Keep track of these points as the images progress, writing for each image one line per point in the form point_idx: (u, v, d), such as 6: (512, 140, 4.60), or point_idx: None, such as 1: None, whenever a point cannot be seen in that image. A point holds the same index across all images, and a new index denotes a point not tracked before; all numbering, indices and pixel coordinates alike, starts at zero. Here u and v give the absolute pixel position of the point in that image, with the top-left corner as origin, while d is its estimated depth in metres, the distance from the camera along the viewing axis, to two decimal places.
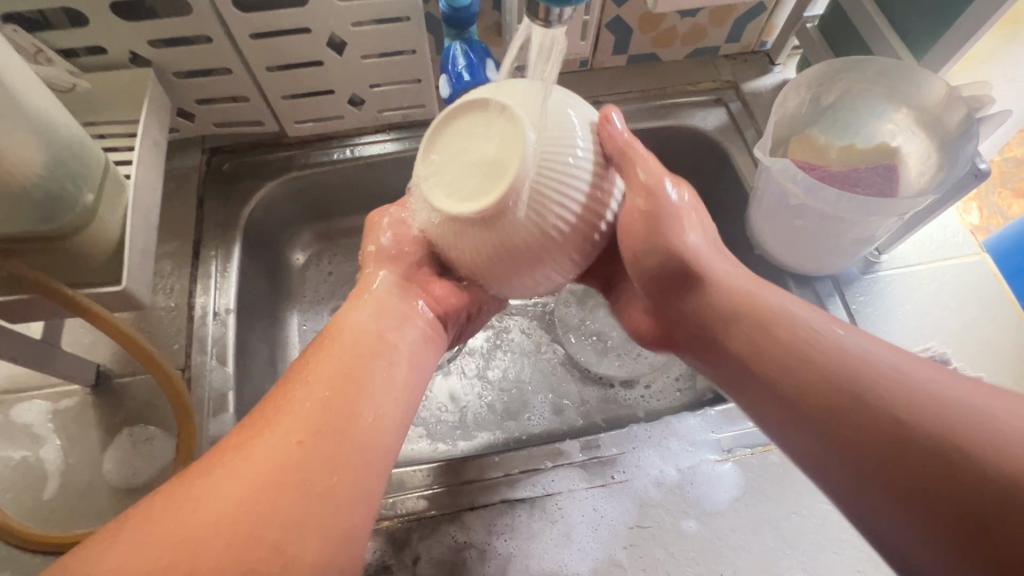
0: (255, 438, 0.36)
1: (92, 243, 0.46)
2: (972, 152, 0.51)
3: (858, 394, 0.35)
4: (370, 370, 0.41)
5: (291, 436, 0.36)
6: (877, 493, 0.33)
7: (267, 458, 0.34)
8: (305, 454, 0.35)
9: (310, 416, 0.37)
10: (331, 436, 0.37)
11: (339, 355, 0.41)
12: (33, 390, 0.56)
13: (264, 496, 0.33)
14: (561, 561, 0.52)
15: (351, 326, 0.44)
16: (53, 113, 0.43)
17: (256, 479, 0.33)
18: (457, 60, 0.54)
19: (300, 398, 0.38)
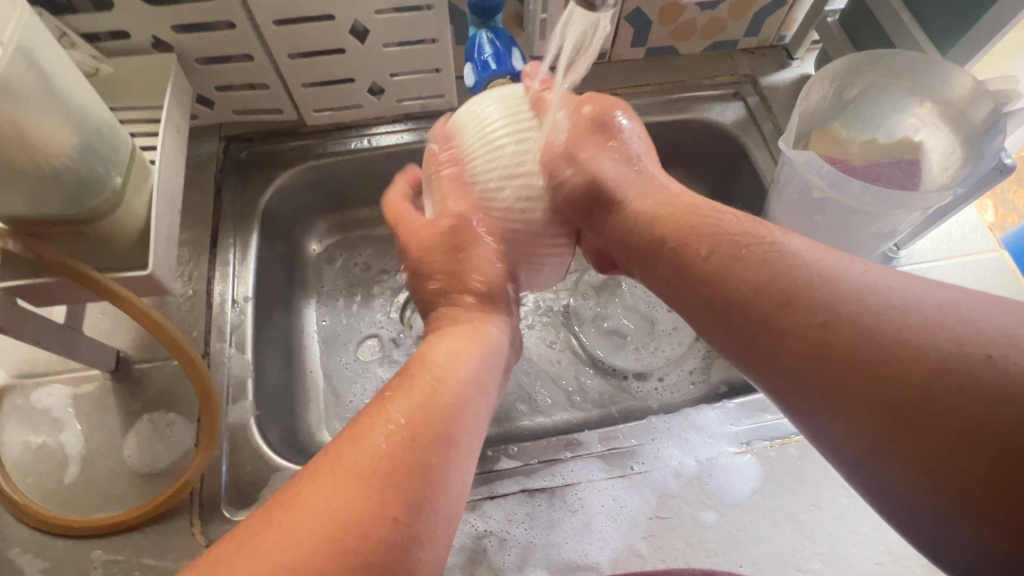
0: (330, 502, 0.31)
1: (120, 226, 0.46)
2: (999, 147, 0.50)
3: (845, 330, 0.32)
4: (456, 425, 0.37)
5: (386, 489, 0.32)
6: (876, 439, 0.30)
7: (357, 507, 0.31)
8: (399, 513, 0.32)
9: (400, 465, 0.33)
10: (419, 509, 0.33)
11: (419, 403, 0.37)
12: (53, 375, 0.56)
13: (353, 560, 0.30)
14: (581, 550, 0.51)
15: (440, 360, 0.41)
16: (84, 95, 0.43)
17: (340, 561, 0.30)
18: (482, 49, 0.54)
19: (379, 453, 0.34)
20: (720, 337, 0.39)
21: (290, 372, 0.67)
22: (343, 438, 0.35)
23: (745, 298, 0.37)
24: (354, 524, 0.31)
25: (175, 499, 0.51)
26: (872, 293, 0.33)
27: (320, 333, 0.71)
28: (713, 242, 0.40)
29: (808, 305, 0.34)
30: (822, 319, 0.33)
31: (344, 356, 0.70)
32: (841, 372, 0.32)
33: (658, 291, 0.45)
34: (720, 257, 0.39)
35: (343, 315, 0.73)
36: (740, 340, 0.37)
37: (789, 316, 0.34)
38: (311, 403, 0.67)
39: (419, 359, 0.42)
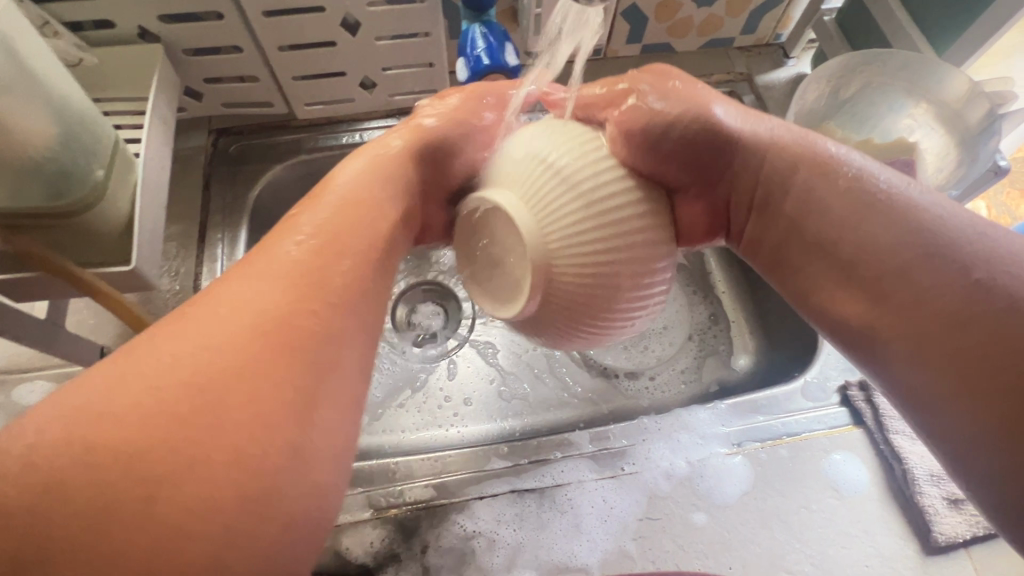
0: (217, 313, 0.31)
1: (102, 220, 0.45)
2: (994, 149, 0.51)
3: (963, 299, 0.32)
4: (358, 246, 0.37)
5: (301, 298, 0.33)
6: (949, 401, 0.32)
7: (267, 311, 0.31)
8: (312, 321, 0.32)
9: (314, 282, 0.34)
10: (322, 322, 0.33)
11: (324, 226, 0.37)
12: (35, 371, 0.55)
13: (264, 362, 0.30)
14: (570, 551, 0.51)
15: (342, 188, 0.40)
16: (65, 86, 0.42)
17: (226, 370, 0.29)
18: (475, 43, 0.53)
19: (278, 271, 0.34)
20: (820, 288, 0.39)
21: None
22: (240, 266, 0.34)
23: (869, 254, 0.36)
24: (264, 326, 0.31)
25: None
26: (1014, 273, 0.32)
27: None
28: (836, 196, 0.38)
29: (922, 269, 0.34)
30: (953, 281, 0.33)
31: None
32: (944, 337, 0.32)
33: (759, 244, 0.44)
34: (863, 203, 0.37)
35: None
36: (841, 292, 0.38)
37: (905, 273, 0.34)
38: None
39: (326, 183, 0.41)
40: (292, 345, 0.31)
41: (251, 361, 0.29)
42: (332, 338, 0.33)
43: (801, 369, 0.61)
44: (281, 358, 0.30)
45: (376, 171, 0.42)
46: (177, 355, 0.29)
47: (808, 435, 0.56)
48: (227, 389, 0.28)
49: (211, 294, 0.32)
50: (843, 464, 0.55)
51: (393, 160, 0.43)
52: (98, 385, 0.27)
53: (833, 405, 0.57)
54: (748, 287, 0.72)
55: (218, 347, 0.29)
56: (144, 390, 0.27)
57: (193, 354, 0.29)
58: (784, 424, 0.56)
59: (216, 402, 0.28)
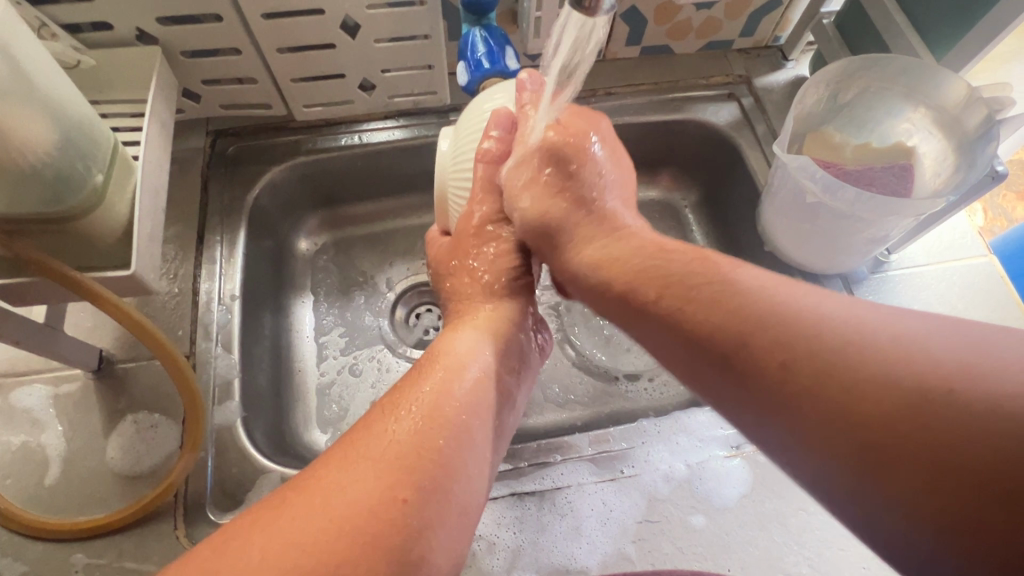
0: (343, 483, 0.34)
1: (102, 224, 0.45)
2: (992, 155, 0.50)
3: (788, 352, 0.31)
4: (469, 425, 0.40)
5: (391, 489, 0.34)
6: (860, 483, 0.28)
7: (359, 505, 0.33)
8: (416, 486, 0.35)
9: (405, 468, 0.35)
10: (429, 498, 0.35)
11: (439, 396, 0.40)
12: (33, 373, 0.55)
13: (352, 561, 0.31)
14: (570, 554, 0.51)
15: (454, 354, 0.45)
16: (63, 89, 0.42)
17: (343, 532, 0.32)
18: (476, 47, 0.53)
19: (390, 444, 0.36)
20: (680, 363, 0.37)
21: (278, 370, 0.66)
22: (341, 446, 0.37)
23: (717, 328, 0.34)
24: (356, 522, 0.32)
25: (160, 500, 0.50)
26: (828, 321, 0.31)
27: (313, 333, 0.70)
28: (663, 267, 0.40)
29: (786, 338, 0.31)
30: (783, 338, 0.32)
31: (334, 354, 0.70)
32: (816, 401, 0.29)
33: (625, 329, 0.43)
34: (690, 274, 0.38)
35: (334, 314, 0.72)
36: (696, 367, 0.36)
37: (773, 349, 0.32)
38: (300, 401, 0.66)
39: (438, 351, 0.46)
40: (375, 540, 0.32)
41: (339, 556, 0.31)
42: (417, 528, 0.34)
43: None
44: (362, 561, 0.31)
45: (480, 332, 0.48)
46: (273, 542, 0.31)
47: None
48: (336, 559, 0.31)
49: (309, 478, 0.35)
50: None
51: (493, 323, 0.49)
52: (214, 563, 0.30)
53: None
54: None
55: (310, 544, 0.31)
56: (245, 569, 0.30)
57: (290, 546, 0.31)
58: None
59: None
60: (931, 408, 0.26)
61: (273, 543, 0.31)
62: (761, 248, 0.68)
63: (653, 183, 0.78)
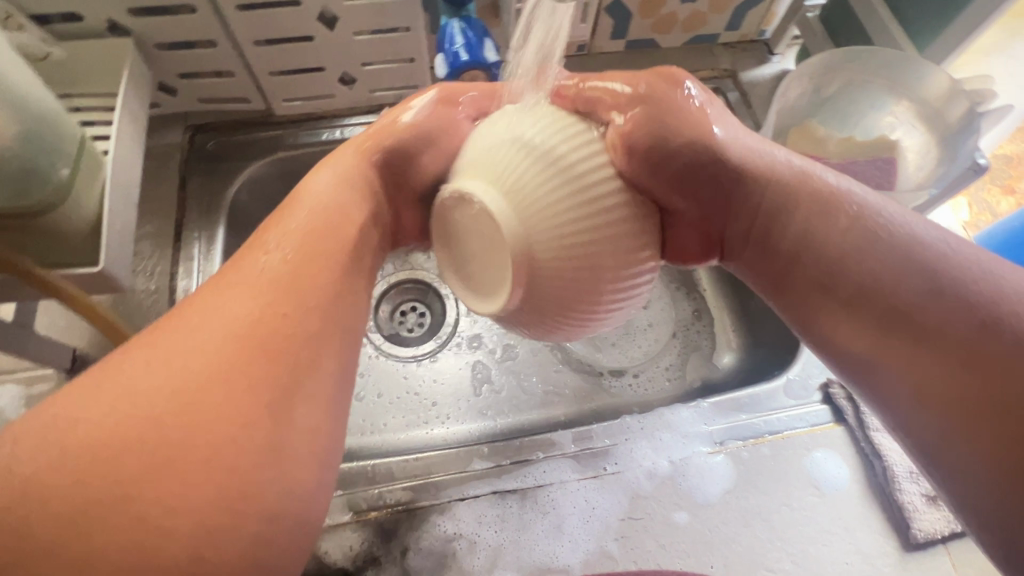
0: (206, 328, 0.33)
1: (69, 220, 0.44)
2: (974, 147, 0.50)
3: (965, 332, 0.31)
4: (337, 265, 0.39)
5: (274, 305, 0.35)
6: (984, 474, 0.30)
7: (242, 319, 0.34)
8: (280, 325, 0.35)
9: (288, 290, 0.36)
10: (304, 334, 0.35)
11: (302, 238, 0.39)
12: (5, 374, 0.54)
13: (246, 366, 0.32)
14: (552, 552, 0.51)
15: (316, 197, 0.42)
16: (26, 81, 0.41)
17: (217, 368, 0.32)
18: (454, 39, 0.53)
19: (249, 288, 0.36)
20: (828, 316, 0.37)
21: None
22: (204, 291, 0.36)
23: (893, 285, 0.34)
24: (245, 333, 0.33)
25: None
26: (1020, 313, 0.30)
27: None
28: (833, 215, 0.37)
29: (971, 320, 0.31)
30: (967, 316, 0.31)
31: None
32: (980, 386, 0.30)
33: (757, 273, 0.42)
34: (871, 226, 0.36)
35: None
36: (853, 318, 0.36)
37: (939, 322, 0.32)
38: None
39: (299, 191, 0.43)
40: (266, 347, 0.34)
41: (221, 380, 0.32)
42: (305, 336, 0.35)
43: (783, 367, 0.62)
44: (257, 364, 0.33)
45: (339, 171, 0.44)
46: (158, 357, 0.32)
47: (790, 433, 0.56)
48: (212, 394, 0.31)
49: (183, 311, 0.35)
50: (824, 461, 0.55)
51: (357, 169, 0.45)
52: (93, 387, 0.31)
53: (815, 403, 0.57)
54: (731, 284, 0.72)
55: (198, 354, 0.32)
56: (134, 381, 0.31)
57: (182, 358, 0.32)
58: (766, 422, 0.56)
59: (198, 402, 0.30)
60: None
61: (132, 388, 0.30)
62: None
63: None
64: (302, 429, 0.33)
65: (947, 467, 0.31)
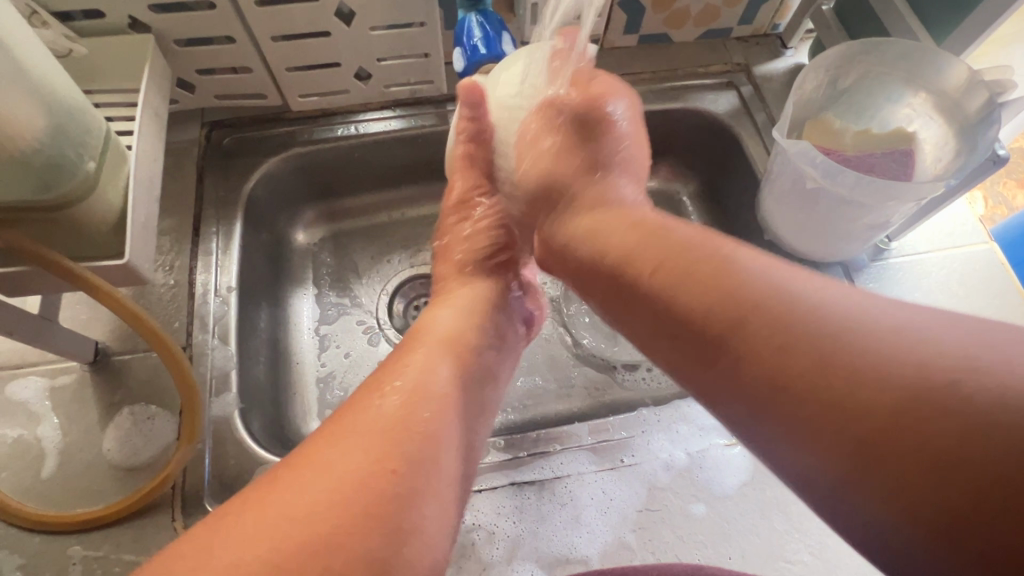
0: (331, 468, 0.34)
1: (94, 213, 0.45)
2: (993, 139, 0.50)
3: (806, 341, 0.30)
4: (454, 400, 0.41)
5: (390, 449, 0.35)
6: (851, 487, 0.28)
7: (349, 481, 0.33)
8: (401, 463, 0.35)
9: (404, 426, 0.36)
10: (423, 470, 0.35)
11: (422, 369, 0.41)
12: (28, 367, 0.55)
13: (364, 510, 0.32)
14: (570, 543, 0.51)
15: (434, 332, 0.46)
16: (53, 76, 0.42)
17: (342, 512, 0.32)
18: (472, 32, 0.54)
19: (375, 422, 0.36)
20: (662, 336, 0.38)
21: (274, 360, 0.65)
22: (332, 424, 0.37)
23: (708, 301, 0.35)
24: (365, 476, 0.33)
25: (158, 492, 0.50)
26: (817, 302, 0.32)
27: (310, 325, 0.70)
28: (657, 243, 0.40)
29: (783, 324, 0.32)
30: (787, 322, 0.31)
31: (330, 347, 0.69)
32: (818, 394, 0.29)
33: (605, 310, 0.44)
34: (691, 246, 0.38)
35: (334, 305, 0.72)
36: (683, 344, 0.36)
37: (755, 332, 0.32)
38: (297, 390, 0.66)
39: (420, 328, 0.47)
40: (370, 514, 0.32)
41: (340, 526, 0.31)
42: (407, 497, 0.33)
43: None
44: (359, 536, 0.31)
45: (457, 306, 0.50)
46: (260, 522, 0.31)
47: None
48: (328, 543, 0.30)
49: (295, 463, 0.35)
50: None
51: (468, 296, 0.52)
52: (203, 553, 0.30)
53: None
54: None
55: (298, 525, 0.31)
56: (242, 550, 0.30)
57: (284, 529, 0.31)
58: None
59: (314, 564, 0.30)
60: (924, 405, 0.27)
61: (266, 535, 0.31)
62: (761, 236, 0.68)
63: (652, 173, 0.78)
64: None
65: (800, 468, 0.30)
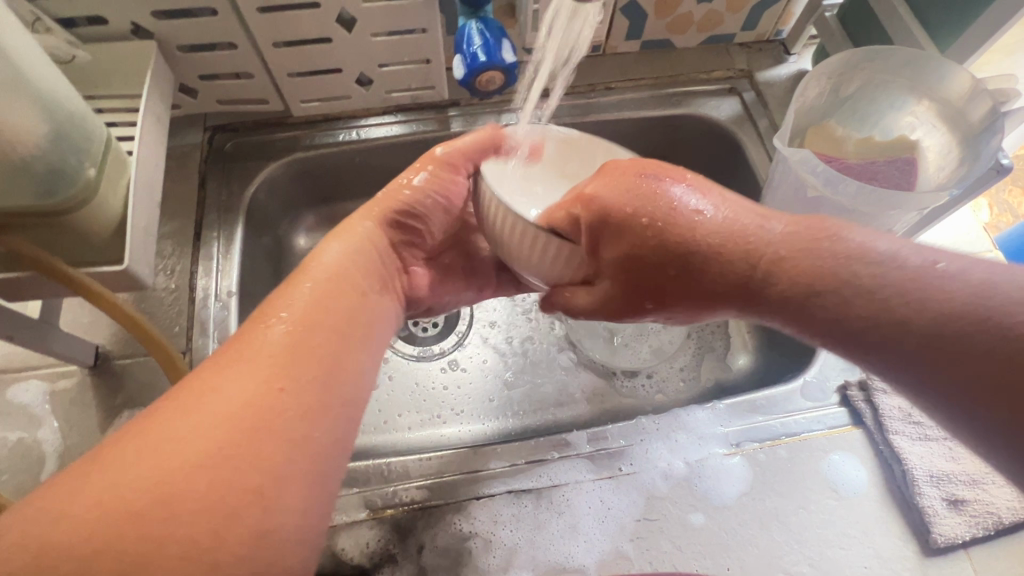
0: (208, 396, 0.33)
1: (94, 219, 0.45)
2: (996, 147, 0.49)
3: (925, 301, 0.33)
4: (351, 330, 0.40)
5: (272, 379, 0.34)
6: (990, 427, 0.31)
7: (232, 405, 0.32)
8: (286, 388, 0.34)
9: (292, 356, 0.36)
10: (311, 393, 0.35)
11: (313, 298, 0.39)
12: (30, 370, 0.55)
13: (246, 434, 0.32)
14: (567, 552, 0.51)
15: (330, 264, 0.43)
16: (56, 84, 0.42)
17: (222, 434, 0.31)
18: (472, 40, 0.53)
19: (259, 351, 0.35)
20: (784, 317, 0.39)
21: None
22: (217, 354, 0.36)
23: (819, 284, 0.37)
24: (247, 402, 0.33)
25: None
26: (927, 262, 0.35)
27: None
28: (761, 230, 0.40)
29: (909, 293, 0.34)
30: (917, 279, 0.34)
31: None
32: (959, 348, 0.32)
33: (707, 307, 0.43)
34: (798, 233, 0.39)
35: None
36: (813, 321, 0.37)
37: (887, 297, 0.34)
38: None
39: (310, 263, 0.43)
40: (258, 431, 0.32)
41: (222, 447, 0.31)
42: (297, 414, 0.34)
43: (799, 368, 0.61)
44: (246, 451, 0.31)
45: (359, 243, 0.45)
46: (141, 449, 0.30)
47: (807, 435, 0.55)
48: (209, 462, 0.30)
49: (178, 395, 0.33)
50: (842, 464, 0.54)
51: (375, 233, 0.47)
52: (78, 481, 0.29)
53: (833, 406, 0.57)
54: None
55: (183, 445, 0.30)
56: (110, 479, 0.29)
57: (163, 452, 0.30)
58: (783, 424, 0.56)
59: (193, 476, 0.30)
60: None
61: (134, 458, 0.30)
62: None
63: None
64: (289, 516, 0.32)
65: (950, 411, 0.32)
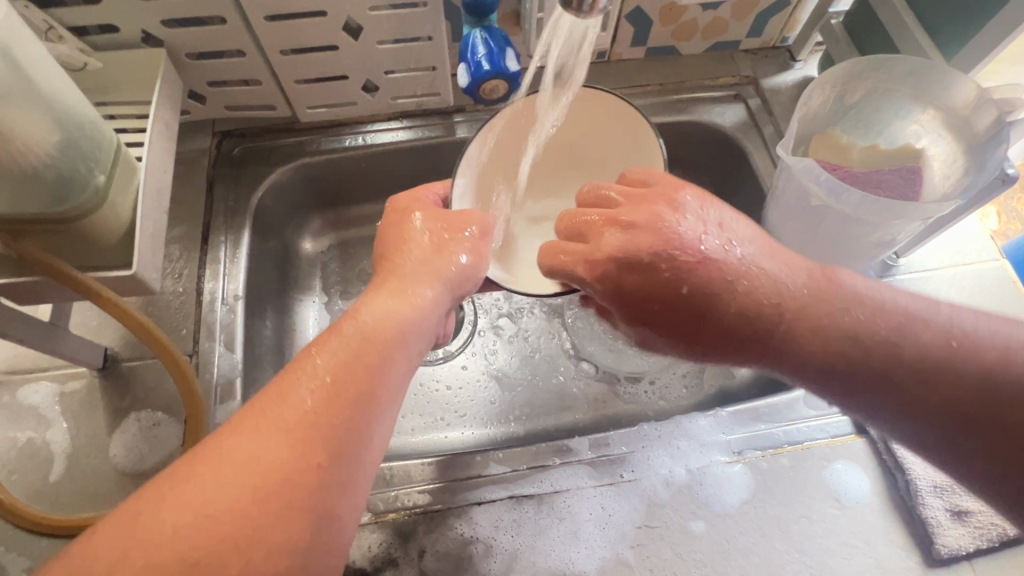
0: (242, 466, 0.31)
1: (103, 224, 0.46)
2: (1002, 157, 0.49)
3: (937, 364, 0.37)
4: (391, 395, 0.37)
5: (309, 454, 0.32)
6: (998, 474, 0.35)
7: (263, 478, 0.31)
8: (320, 462, 0.33)
9: (330, 428, 0.33)
10: (346, 468, 0.33)
11: (355, 358, 0.36)
12: (40, 372, 0.56)
13: (278, 511, 0.31)
14: (568, 557, 0.51)
15: (376, 316, 0.39)
16: (66, 92, 0.43)
17: (254, 511, 0.30)
18: (476, 49, 0.53)
19: (294, 419, 0.33)
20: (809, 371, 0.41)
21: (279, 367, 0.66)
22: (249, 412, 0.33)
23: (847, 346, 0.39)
24: (280, 476, 0.31)
25: None
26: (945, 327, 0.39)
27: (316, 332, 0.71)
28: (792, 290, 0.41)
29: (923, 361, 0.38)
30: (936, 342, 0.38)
31: None
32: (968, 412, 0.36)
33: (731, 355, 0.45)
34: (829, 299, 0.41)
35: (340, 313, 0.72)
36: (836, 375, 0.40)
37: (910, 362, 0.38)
38: None
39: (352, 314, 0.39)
40: (290, 508, 0.31)
41: (254, 526, 0.30)
42: (332, 489, 0.33)
43: None
44: (276, 530, 0.31)
45: (403, 292, 0.41)
46: (178, 518, 0.30)
47: (810, 444, 0.55)
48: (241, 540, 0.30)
49: (215, 450, 0.32)
50: (845, 473, 0.54)
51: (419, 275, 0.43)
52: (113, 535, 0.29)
53: (838, 414, 0.56)
54: None
55: (214, 520, 0.30)
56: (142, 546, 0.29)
57: (193, 524, 0.29)
58: (786, 432, 0.56)
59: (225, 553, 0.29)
60: None
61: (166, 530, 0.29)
62: None
63: None
64: None
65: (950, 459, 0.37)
